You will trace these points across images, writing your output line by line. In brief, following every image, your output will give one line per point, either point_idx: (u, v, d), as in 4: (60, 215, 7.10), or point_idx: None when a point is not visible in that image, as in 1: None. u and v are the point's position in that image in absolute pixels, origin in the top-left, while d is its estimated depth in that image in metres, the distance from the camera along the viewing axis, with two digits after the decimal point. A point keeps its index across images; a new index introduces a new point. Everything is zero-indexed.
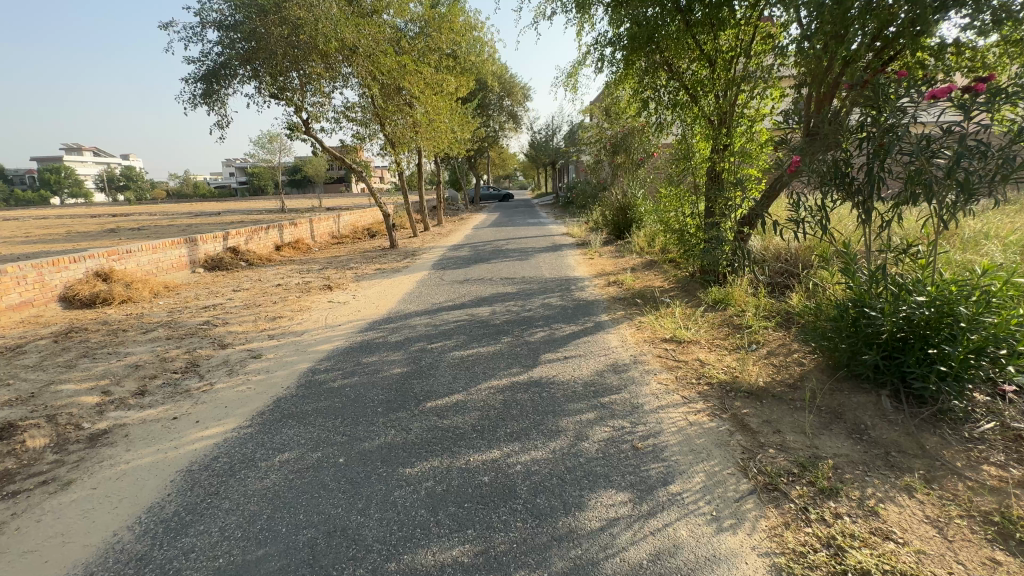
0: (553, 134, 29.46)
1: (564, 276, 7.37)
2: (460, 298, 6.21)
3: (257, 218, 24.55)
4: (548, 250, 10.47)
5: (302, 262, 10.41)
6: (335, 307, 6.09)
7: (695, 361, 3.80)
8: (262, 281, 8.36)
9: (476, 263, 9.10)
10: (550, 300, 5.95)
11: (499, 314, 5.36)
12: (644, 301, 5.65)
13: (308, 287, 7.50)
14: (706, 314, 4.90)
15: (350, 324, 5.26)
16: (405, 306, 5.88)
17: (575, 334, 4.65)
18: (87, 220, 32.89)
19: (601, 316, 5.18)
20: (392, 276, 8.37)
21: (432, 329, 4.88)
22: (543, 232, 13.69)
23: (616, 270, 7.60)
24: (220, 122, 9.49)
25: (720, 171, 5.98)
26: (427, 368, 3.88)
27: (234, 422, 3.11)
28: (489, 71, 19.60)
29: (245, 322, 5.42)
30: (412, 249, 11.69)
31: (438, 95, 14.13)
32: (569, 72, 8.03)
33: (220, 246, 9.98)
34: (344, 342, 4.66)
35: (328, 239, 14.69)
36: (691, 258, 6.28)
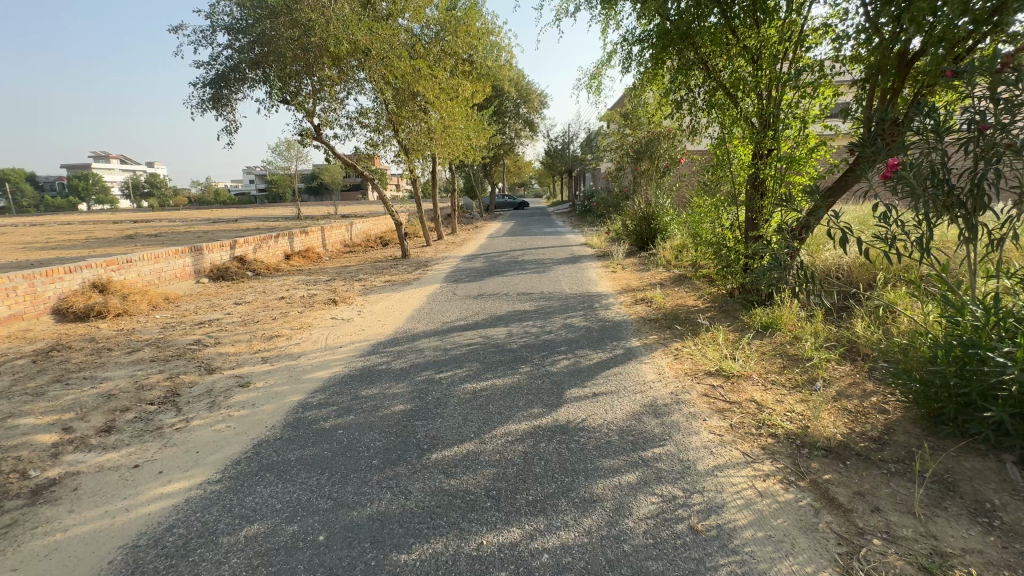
0: (570, 141, 28.98)
1: (586, 292, 6.81)
2: (473, 316, 5.69)
3: (271, 226, 24.52)
4: (567, 261, 9.92)
5: (310, 272, 10.03)
6: (338, 325, 5.62)
7: (751, 403, 3.20)
8: (266, 293, 7.96)
9: (491, 275, 8.59)
10: (572, 320, 5.39)
11: (516, 337, 4.82)
12: (678, 323, 5.05)
13: (313, 300, 7.07)
14: (753, 342, 4.30)
15: (352, 346, 4.77)
16: (414, 325, 5.39)
17: (604, 362, 4.08)
18: (106, 227, 33.20)
19: (631, 341, 4.60)
20: (402, 289, 7.89)
21: (442, 354, 4.37)
22: (561, 242, 13.15)
23: (642, 286, 7.01)
24: (228, 128, 9.16)
25: (763, 179, 5.39)
26: (434, 405, 3.35)
27: (202, 475, 2.61)
28: (506, 77, 19.24)
29: (238, 341, 4.96)
30: (424, 259, 11.22)
31: (454, 100, 13.75)
32: (593, 73, 7.52)
33: (226, 255, 9.64)
34: (343, 368, 4.17)
35: (339, 247, 14.35)
36: (730, 275, 5.64)
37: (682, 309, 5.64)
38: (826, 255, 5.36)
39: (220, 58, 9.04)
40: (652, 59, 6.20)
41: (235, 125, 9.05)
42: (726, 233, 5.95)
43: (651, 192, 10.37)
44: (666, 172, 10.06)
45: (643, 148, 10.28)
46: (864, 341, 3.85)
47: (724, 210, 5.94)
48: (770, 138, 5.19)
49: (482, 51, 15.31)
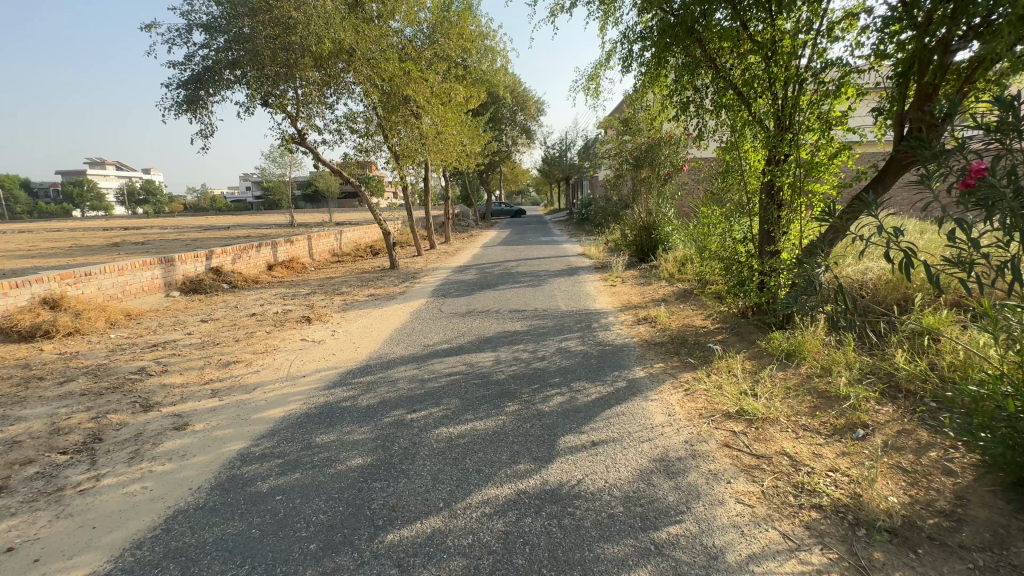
0: (567, 149, 28.54)
1: (583, 309, 6.27)
2: (458, 338, 5.12)
3: (262, 233, 24.02)
4: (563, 273, 9.39)
5: (291, 284, 9.45)
6: (307, 348, 5.04)
7: (782, 458, 2.64)
8: (239, 307, 7.39)
9: (482, 289, 8.05)
10: (568, 343, 4.83)
11: (503, 365, 4.26)
12: (687, 348, 4.49)
13: (286, 317, 6.49)
14: (775, 373, 3.75)
15: (318, 375, 4.19)
16: (391, 349, 4.82)
17: (604, 398, 3.52)
18: (95, 234, 32.50)
19: (634, 370, 4.04)
20: (384, 304, 7.32)
21: (417, 387, 3.79)
22: (557, 252, 12.62)
23: (644, 302, 6.48)
24: (203, 132, 8.60)
25: (780, 187, 4.84)
26: (399, 457, 2.77)
27: (88, 566, 2.02)
28: (502, 82, 18.79)
29: (189, 369, 4.38)
30: (413, 271, 10.65)
31: (447, 105, 13.29)
32: (591, 74, 7.03)
33: (201, 266, 9.06)
34: (300, 405, 3.59)
35: (327, 257, 13.79)
36: (742, 292, 5.07)
37: (690, 331, 5.09)
38: (850, 271, 4.83)
39: (195, 59, 8.46)
40: (655, 56, 5.70)
41: (210, 129, 8.49)
42: (736, 245, 5.38)
43: (650, 201, 9.86)
44: (667, 180, 9.56)
45: (643, 154, 9.71)
46: (905, 376, 3.31)
47: (734, 221, 5.39)
48: (786, 141, 4.63)
49: (477, 55, 14.84)
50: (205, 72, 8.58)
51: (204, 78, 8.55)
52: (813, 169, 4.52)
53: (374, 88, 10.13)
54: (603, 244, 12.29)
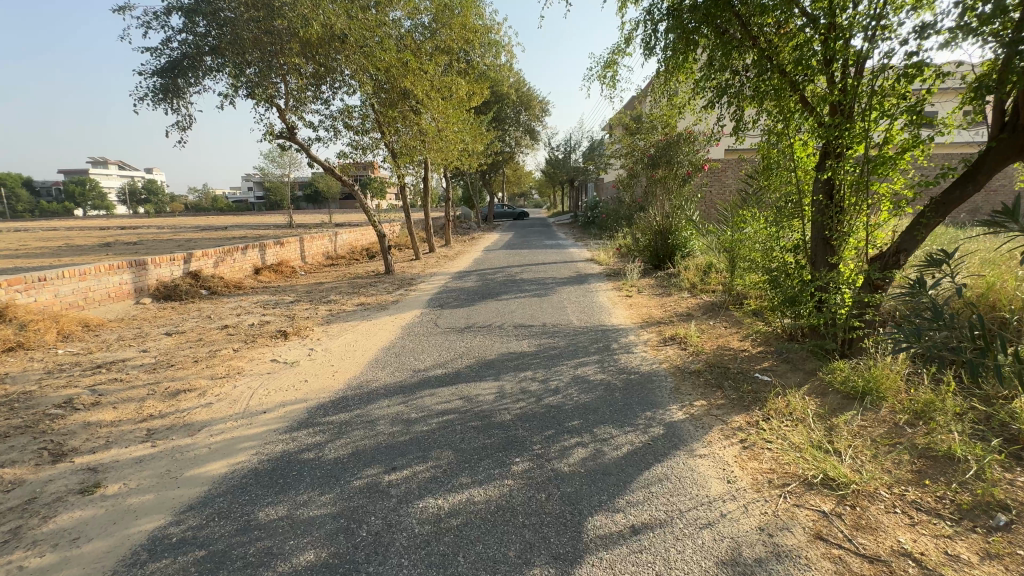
0: (572, 150, 27.78)
1: (598, 325, 5.50)
2: (454, 361, 4.35)
3: (257, 235, 23.40)
4: (572, 281, 8.62)
5: (276, 291, 8.70)
6: (275, 372, 4.26)
7: (908, 565, 1.85)
8: (212, 318, 6.62)
9: (483, 298, 7.28)
10: (585, 370, 4.05)
11: (508, 400, 3.48)
12: (731, 380, 3.71)
13: (261, 330, 5.73)
14: (853, 420, 2.97)
15: (282, 412, 3.43)
16: (374, 376, 4.05)
17: (639, 452, 2.74)
18: (89, 233, 31.69)
19: (671, 411, 3.26)
20: (374, 315, 6.55)
21: (401, 432, 3.03)
22: (563, 257, 11.87)
23: (667, 318, 5.70)
24: (180, 124, 7.85)
25: (837, 188, 4.04)
26: (365, 551, 1.99)
27: None
28: (506, 80, 18.03)
29: (128, 400, 3.61)
30: (410, 276, 9.89)
31: (447, 100, 12.57)
32: (607, 61, 6.29)
33: (178, 270, 8.33)
34: (250, 456, 2.81)
35: (319, 260, 13.05)
36: (790, 310, 4.26)
37: (729, 356, 4.31)
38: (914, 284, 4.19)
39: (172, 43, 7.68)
40: (684, 37, 4.96)
41: (188, 121, 7.75)
42: (780, 254, 4.59)
43: (666, 202, 9.13)
44: (686, 181, 8.86)
45: (660, 152, 8.80)
46: None
47: (778, 227, 4.61)
48: (845, 131, 3.84)
49: (478, 49, 14.07)
50: (182, 59, 7.77)
51: (181, 65, 7.75)
52: (878, 165, 3.72)
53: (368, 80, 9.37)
54: (612, 250, 11.56)
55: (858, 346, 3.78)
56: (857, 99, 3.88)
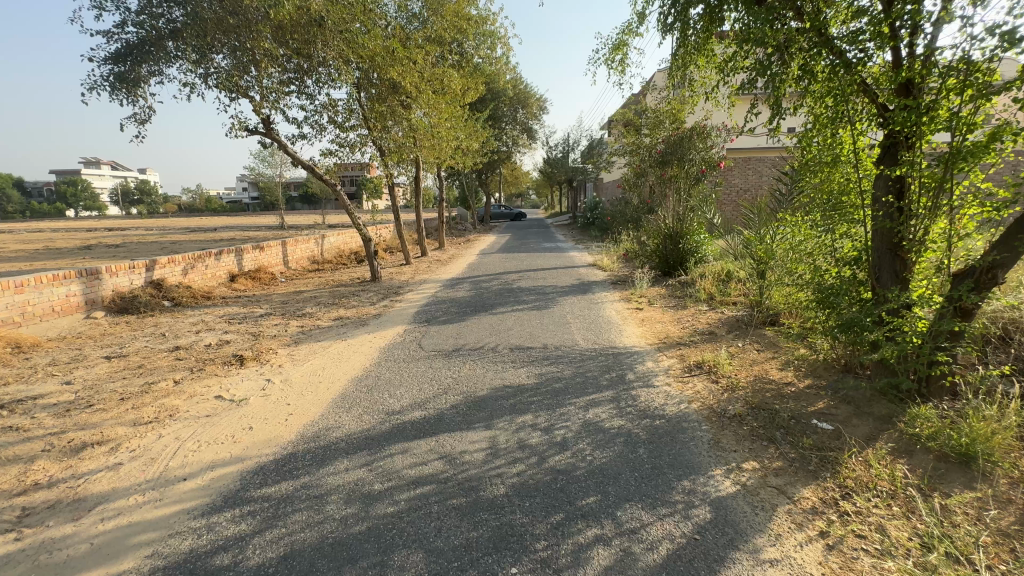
0: (570, 149, 26.98)
1: (608, 348, 4.72)
2: (437, 399, 3.56)
3: (245, 237, 22.58)
4: (575, 291, 7.83)
5: (248, 302, 7.88)
6: (216, 413, 3.47)
7: None
8: (166, 336, 5.80)
9: (476, 311, 6.49)
10: (598, 413, 3.27)
11: (502, 461, 2.70)
12: (784, 430, 2.94)
13: (217, 353, 4.92)
14: (967, 501, 2.19)
15: (207, 481, 2.62)
16: (336, 422, 3.26)
17: (684, 556, 1.96)
18: (73, 235, 30.69)
19: (717, 480, 2.48)
20: (351, 332, 5.76)
21: (357, 517, 2.24)
22: (563, 262, 11.10)
23: (687, 338, 4.93)
24: (138, 117, 7.05)
25: (905, 188, 3.27)
26: None
27: None
28: (501, 75, 17.28)
29: (13, 462, 2.81)
30: (397, 284, 9.09)
31: (440, 94, 11.80)
32: (616, 43, 5.56)
33: (138, 279, 7.51)
34: (142, 562, 2.02)
35: (303, 265, 12.23)
36: (844, 335, 3.47)
37: (772, 392, 3.53)
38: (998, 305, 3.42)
39: (127, 27, 6.85)
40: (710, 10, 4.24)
41: (146, 114, 6.94)
42: (828, 267, 3.79)
43: (676, 202, 8.39)
44: (699, 179, 8.08)
45: (670, 149, 8.03)
46: None
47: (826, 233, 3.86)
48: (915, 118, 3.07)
49: (472, 41, 13.28)
50: (139, 44, 6.95)
51: (140, 52, 6.94)
52: (958, 160, 2.94)
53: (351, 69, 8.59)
54: (616, 254, 10.78)
55: (939, 385, 3.01)
56: (930, 76, 3.10)
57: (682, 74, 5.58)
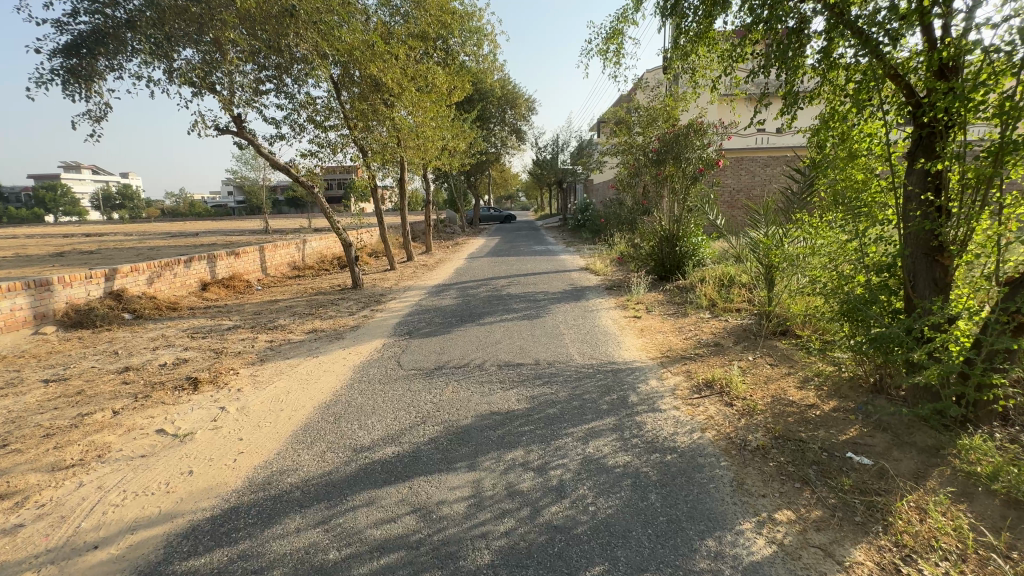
0: (560, 150, 26.66)
1: (606, 363, 4.29)
2: (414, 430, 3.10)
3: (225, 242, 21.87)
4: (568, 297, 7.40)
5: (217, 314, 7.33)
6: (153, 452, 2.96)
7: None
8: (119, 354, 5.25)
9: (462, 321, 6.03)
10: (600, 447, 2.83)
11: (487, 515, 2.24)
12: (817, 467, 2.52)
13: (170, 374, 4.39)
14: None
15: (123, 549, 2.12)
16: (293, 463, 2.77)
17: None
18: (47, 242, 29.63)
19: (749, 539, 2.04)
20: (325, 347, 5.26)
21: None
22: (555, 266, 10.68)
23: (691, 351, 4.52)
24: (92, 114, 6.48)
25: (944, 185, 2.86)
26: None
27: None
28: (489, 74, 16.88)
29: None
30: (380, 291, 8.59)
31: (424, 92, 11.35)
32: (611, 32, 5.18)
33: (96, 290, 6.93)
34: None
35: (282, 272, 11.67)
36: (873, 351, 3.07)
37: (794, 417, 3.12)
38: None
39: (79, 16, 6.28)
40: None
41: (101, 111, 6.38)
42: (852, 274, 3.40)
43: (672, 203, 8.00)
44: (697, 179, 7.67)
45: (665, 147, 7.67)
46: None
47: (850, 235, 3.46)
48: (955, 105, 2.68)
49: (457, 37, 12.85)
50: (92, 34, 6.37)
51: (94, 44, 6.36)
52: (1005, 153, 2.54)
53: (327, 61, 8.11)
54: (609, 257, 10.38)
55: (989, 410, 2.62)
56: (968, 58, 2.74)
57: (685, 61, 5.25)
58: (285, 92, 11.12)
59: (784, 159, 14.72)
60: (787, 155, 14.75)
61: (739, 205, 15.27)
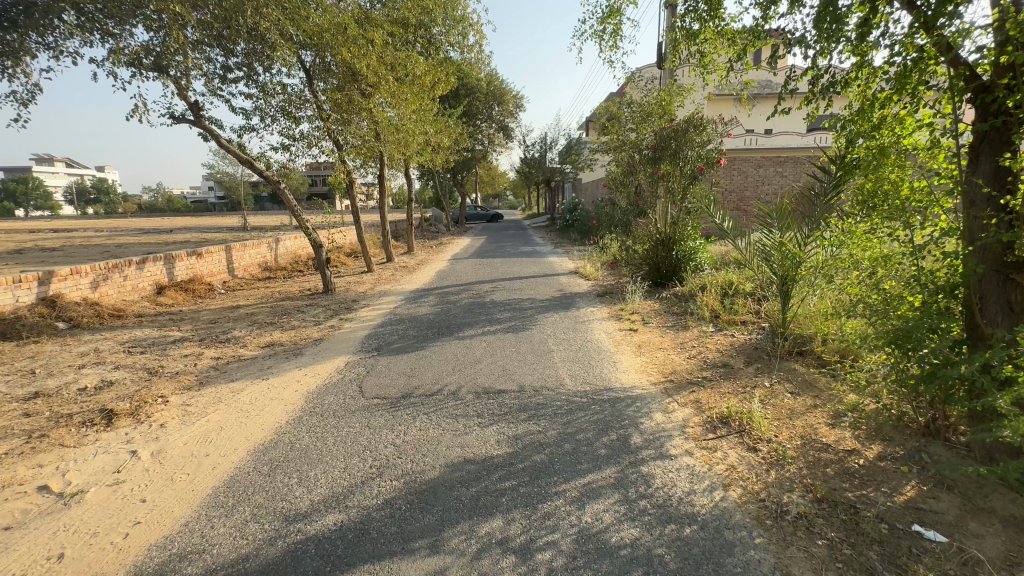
0: (549, 148, 26.08)
1: (602, 390, 3.70)
2: (365, 488, 2.47)
3: (197, 240, 20.84)
4: (556, 305, 6.81)
5: (166, 322, 6.57)
6: (22, 523, 2.29)
7: None
8: (34, 374, 4.49)
9: (439, 334, 5.39)
10: (600, 515, 2.23)
11: None
12: (879, 549, 1.95)
13: (84, 403, 3.68)
14: None
15: None
16: (200, 542, 2.12)
17: None
18: (8, 237, 28.11)
19: None
20: (279, 366, 4.58)
21: None
22: (542, 269, 10.10)
23: (698, 375, 3.96)
24: (18, 97, 5.65)
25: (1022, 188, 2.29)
26: None
27: None
28: (474, 68, 16.20)
29: None
30: (352, 297, 7.91)
31: (403, 82, 10.65)
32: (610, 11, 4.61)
33: (25, 296, 6.14)
34: None
35: (251, 273, 10.89)
36: (925, 386, 2.54)
37: (833, 468, 2.56)
38: None
39: None
40: None
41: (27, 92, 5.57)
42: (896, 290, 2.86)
43: (668, 204, 7.44)
44: (697, 179, 7.08)
45: (661, 143, 7.09)
46: None
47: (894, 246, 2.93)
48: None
49: (441, 25, 12.15)
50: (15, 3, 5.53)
51: (19, 17, 5.50)
52: None
53: (293, 42, 7.59)
54: (600, 261, 9.82)
55: None
56: None
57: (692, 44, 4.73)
58: (254, 79, 10.34)
59: (776, 159, 14.39)
60: (779, 155, 14.43)
61: (745, 208, 14.76)
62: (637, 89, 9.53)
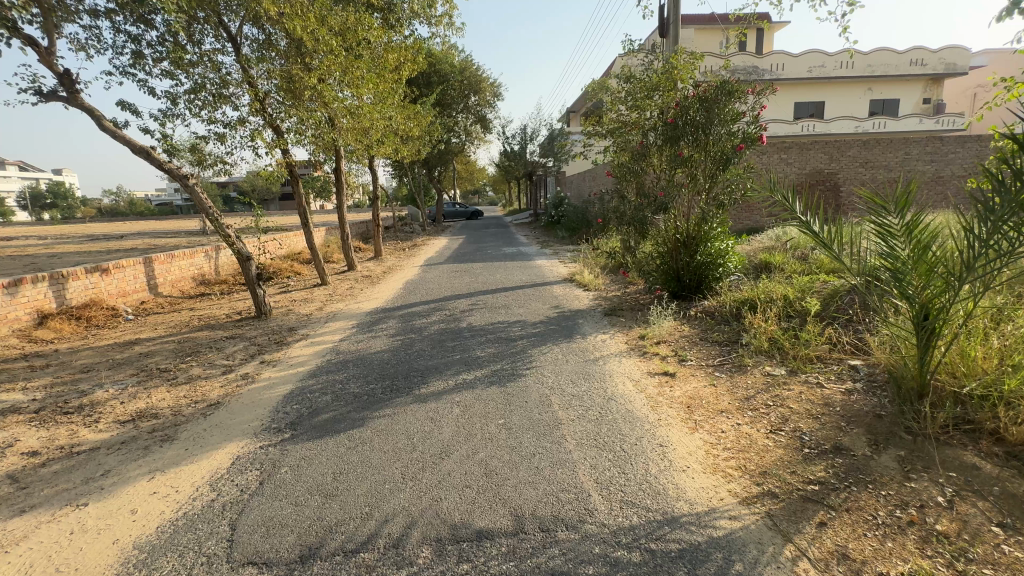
0: (530, 139, 24.37)
1: (664, 529, 2.07)
2: None
3: (134, 250, 18.42)
4: (556, 331, 5.18)
5: (15, 376, 4.70)
6: None
7: None
8: None
9: (391, 390, 3.71)
10: None
11: None
12: None
13: None
14: None
15: None
16: None
17: None
18: None
19: None
20: (124, 465, 2.84)
21: None
22: (531, 277, 8.47)
23: (810, 478, 2.38)
24: None
25: None
26: None
27: None
28: (446, 48, 14.34)
29: None
30: (291, 324, 6.14)
31: (359, 56, 8.88)
32: None
33: None
34: None
35: (178, 290, 8.98)
36: None
37: None
38: None
39: None
40: None
41: None
42: None
43: (692, 197, 5.89)
44: (732, 162, 5.48)
45: (683, 117, 5.52)
46: None
47: None
48: None
49: None
50: None
51: None
52: None
53: None
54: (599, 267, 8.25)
55: None
56: None
57: None
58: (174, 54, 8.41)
59: (781, 144, 13.05)
60: (784, 140, 13.08)
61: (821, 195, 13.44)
62: (636, 60, 7.91)
